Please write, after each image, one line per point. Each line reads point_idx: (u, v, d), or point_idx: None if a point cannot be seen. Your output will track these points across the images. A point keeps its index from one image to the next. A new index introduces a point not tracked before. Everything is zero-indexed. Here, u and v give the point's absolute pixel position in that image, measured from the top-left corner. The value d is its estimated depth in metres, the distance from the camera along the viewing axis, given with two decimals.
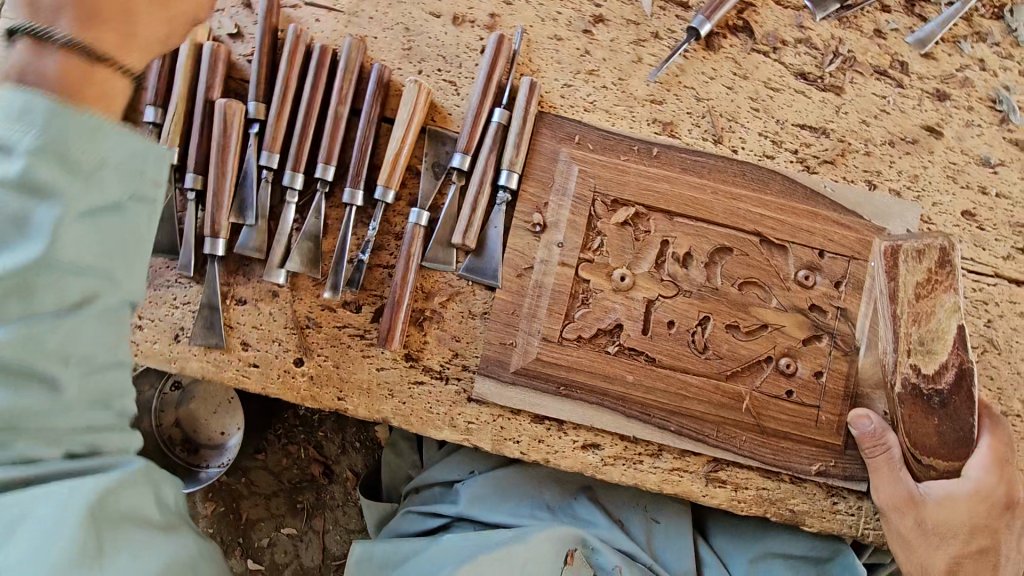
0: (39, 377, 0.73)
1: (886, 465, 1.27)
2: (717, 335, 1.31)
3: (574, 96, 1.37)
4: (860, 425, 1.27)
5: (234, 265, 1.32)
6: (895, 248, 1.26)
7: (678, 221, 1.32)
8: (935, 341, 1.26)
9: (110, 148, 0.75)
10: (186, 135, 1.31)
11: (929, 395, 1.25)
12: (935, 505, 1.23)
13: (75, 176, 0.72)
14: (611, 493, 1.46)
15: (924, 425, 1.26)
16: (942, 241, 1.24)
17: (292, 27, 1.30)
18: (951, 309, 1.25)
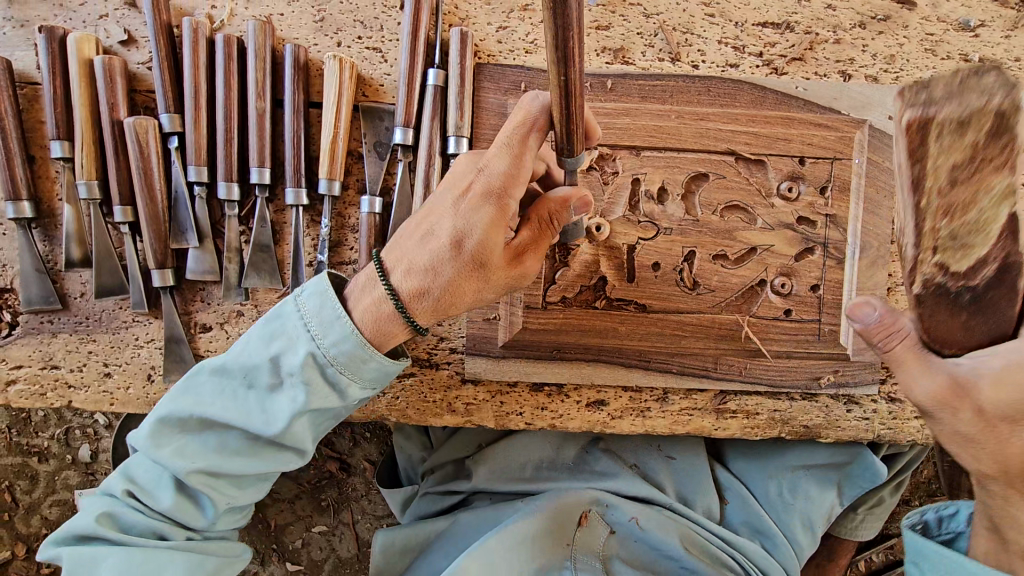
0: (247, 461, 1.00)
1: (908, 354, 0.90)
2: (704, 266, 1.23)
3: (512, 38, 1.24)
4: (863, 317, 0.93)
5: (190, 292, 1.26)
6: (925, 119, 0.82)
7: (646, 155, 1.22)
8: (974, 235, 0.86)
9: (362, 369, 0.98)
10: (102, 164, 1.20)
11: (955, 291, 0.89)
12: (990, 385, 0.84)
13: (332, 384, 0.97)
14: (621, 441, 1.47)
15: (953, 321, 0.91)
16: (1001, 97, 0.77)
17: (186, 21, 1.16)
18: (1002, 194, 0.82)
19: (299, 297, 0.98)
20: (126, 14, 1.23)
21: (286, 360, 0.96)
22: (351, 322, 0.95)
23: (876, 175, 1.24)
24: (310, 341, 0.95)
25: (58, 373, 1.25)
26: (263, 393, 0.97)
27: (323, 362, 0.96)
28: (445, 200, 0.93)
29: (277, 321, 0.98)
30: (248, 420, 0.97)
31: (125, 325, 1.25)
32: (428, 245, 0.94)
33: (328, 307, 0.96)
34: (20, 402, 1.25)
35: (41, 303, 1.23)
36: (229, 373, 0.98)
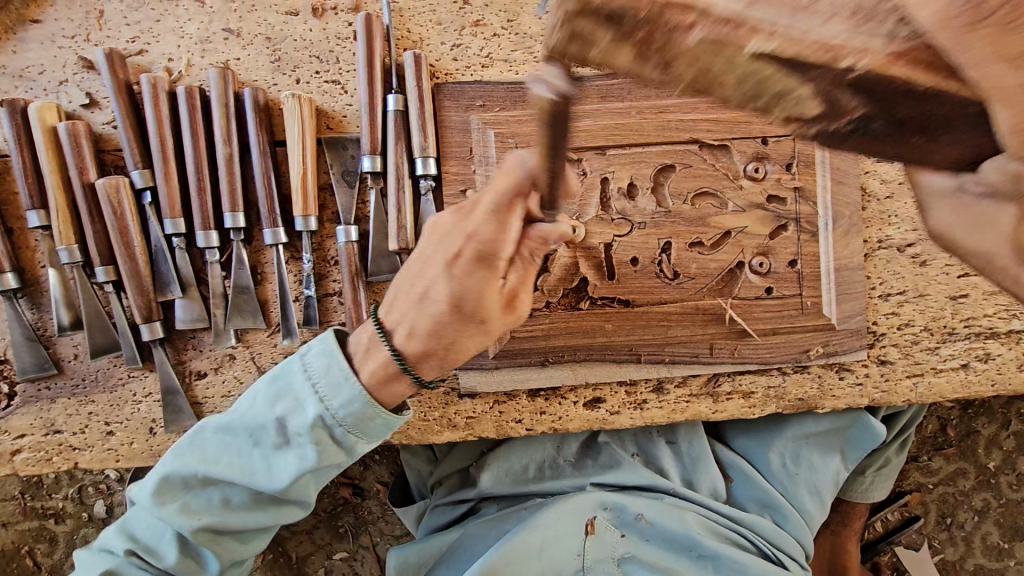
0: (251, 514, 1.03)
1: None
2: (682, 256, 1.25)
3: (467, 55, 1.26)
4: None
5: (183, 342, 1.27)
6: None
7: (612, 153, 1.24)
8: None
9: (369, 424, 1.00)
10: (80, 228, 1.21)
11: None
12: None
13: (339, 440, 1.00)
14: (620, 432, 1.50)
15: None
16: None
17: (145, 77, 1.18)
18: None
19: (305, 355, 1.01)
20: (85, 77, 1.24)
21: (293, 421, 0.98)
22: (358, 382, 0.98)
23: (839, 145, 1.26)
24: (318, 403, 0.98)
25: (61, 438, 1.27)
26: (270, 451, 0.99)
27: (331, 422, 0.99)
28: (436, 263, 0.93)
29: (283, 381, 1.01)
30: (254, 478, 0.99)
31: (121, 382, 1.27)
32: (428, 309, 0.94)
33: (335, 369, 0.98)
34: (27, 470, 1.27)
35: (36, 370, 1.24)
36: (238, 431, 1.00)
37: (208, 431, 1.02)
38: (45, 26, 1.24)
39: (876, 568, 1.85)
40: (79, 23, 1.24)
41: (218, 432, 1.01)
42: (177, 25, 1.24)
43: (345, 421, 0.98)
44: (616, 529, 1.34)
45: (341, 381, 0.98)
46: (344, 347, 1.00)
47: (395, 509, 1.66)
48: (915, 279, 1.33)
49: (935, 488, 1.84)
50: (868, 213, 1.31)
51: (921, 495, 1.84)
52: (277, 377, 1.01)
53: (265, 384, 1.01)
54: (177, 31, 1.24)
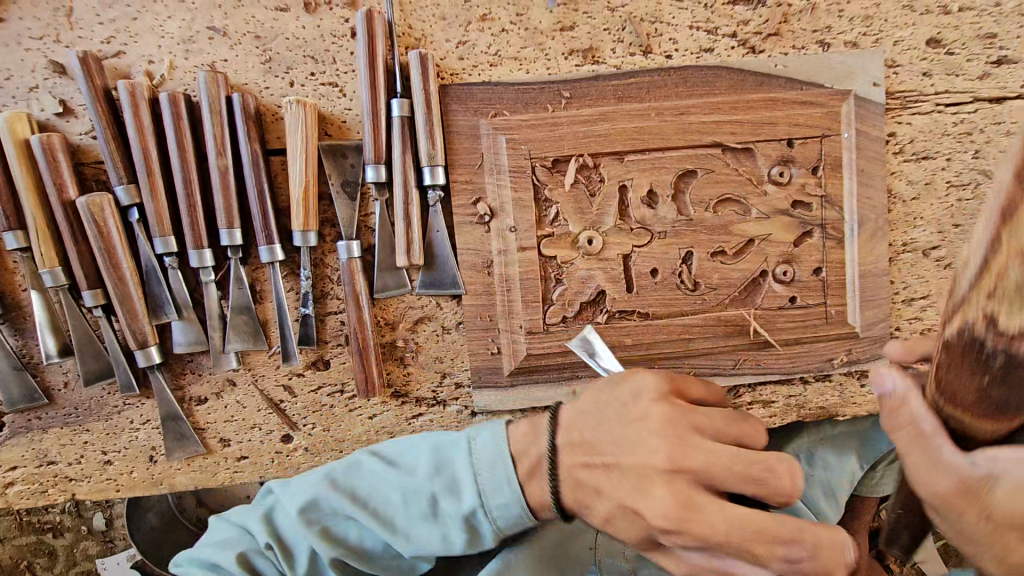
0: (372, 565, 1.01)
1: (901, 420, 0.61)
2: (703, 266, 1.20)
3: (473, 53, 1.17)
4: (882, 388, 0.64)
5: (180, 367, 1.20)
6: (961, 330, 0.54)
7: (631, 159, 1.17)
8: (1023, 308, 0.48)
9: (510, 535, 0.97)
10: (63, 249, 1.13)
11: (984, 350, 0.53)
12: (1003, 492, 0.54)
13: (479, 538, 0.95)
14: None
15: (967, 384, 0.56)
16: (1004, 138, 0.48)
17: (123, 83, 1.08)
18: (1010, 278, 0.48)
19: (477, 445, 0.96)
20: (57, 82, 1.13)
21: (447, 501, 0.94)
22: (519, 484, 0.92)
23: (867, 146, 1.20)
24: (476, 497, 0.92)
25: (57, 469, 1.21)
26: (414, 525, 0.96)
27: (483, 520, 0.93)
28: (628, 472, 0.87)
29: (446, 448, 0.98)
30: (394, 542, 0.96)
31: (116, 411, 1.21)
32: (622, 518, 0.88)
33: (498, 468, 0.92)
34: (23, 502, 1.22)
35: (25, 401, 1.17)
36: (403, 492, 0.96)
37: (369, 460, 1.03)
38: (8, 25, 1.12)
39: (880, 555, 1.88)
40: (47, 22, 1.12)
41: (373, 483, 0.99)
42: (156, 23, 1.13)
43: (496, 522, 0.93)
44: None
45: (501, 485, 0.92)
46: (507, 441, 0.95)
47: None
48: (939, 283, 1.28)
49: None
50: (893, 216, 1.26)
51: None
52: (447, 440, 0.99)
53: (426, 448, 0.99)
54: (157, 29, 1.13)
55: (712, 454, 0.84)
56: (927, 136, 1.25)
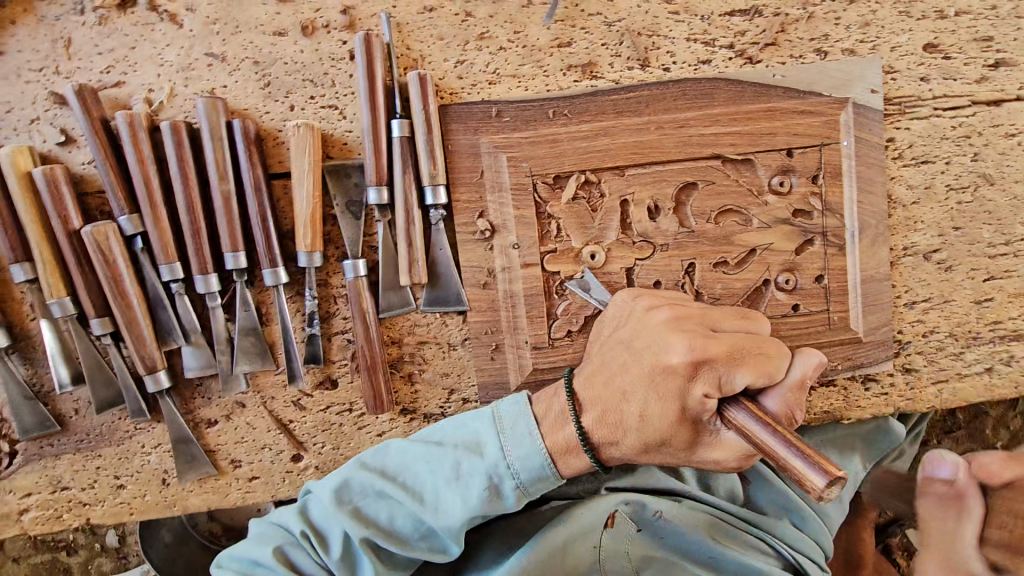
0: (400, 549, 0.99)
1: None
2: (706, 277, 1.21)
3: (472, 72, 1.18)
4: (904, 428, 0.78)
5: (188, 391, 1.21)
6: None
7: (631, 173, 1.18)
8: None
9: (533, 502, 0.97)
10: (69, 279, 1.14)
11: None
12: None
13: (500, 497, 0.96)
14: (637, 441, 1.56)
15: None
16: None
17: (122, 114, 1.08)
18: None
19: (498, 404, 1.01)
20: (58, 113, 1.14)
21: (472, 462, 0.97)
22: (540, 442, 0.95)
23: (866, 152, 1.21)
24: (500, 454, 0.95)
25: (70, 494, 1.22)
26: (440, 495, 0.97)
27: (506, 476, 0.95)
28: (648, 374, 0.90)
29: (471, 422, 1.01)
30: (424, 515, 0.98)
31: (128, 435, 1.22)
32: (654, 422, 0.91)
33: (520, 428, 0.96)
34: (37, 529, 1.22)
35: (39, 429, 1.18)
36: (433, 455, 0.99)
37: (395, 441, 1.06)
38: (8, 58, 1.13)
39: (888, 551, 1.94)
40: (46, 54, 1.13)
41: (402, 454, 1.02)
42: (154, 51, 1.14)
43: (518, 478, 0.95)
44: (633, 524, 1.42)
45: (524, 437, 0.95)
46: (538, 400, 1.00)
47: None
48: (941, 285, 1.29)
49: None
50: (893, 220, 1.27)
51: None
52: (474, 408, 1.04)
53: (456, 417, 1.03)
54: (156, 57, 1.14)
55: (729, 340, 0.88)
56: (926, 140, 1.25)
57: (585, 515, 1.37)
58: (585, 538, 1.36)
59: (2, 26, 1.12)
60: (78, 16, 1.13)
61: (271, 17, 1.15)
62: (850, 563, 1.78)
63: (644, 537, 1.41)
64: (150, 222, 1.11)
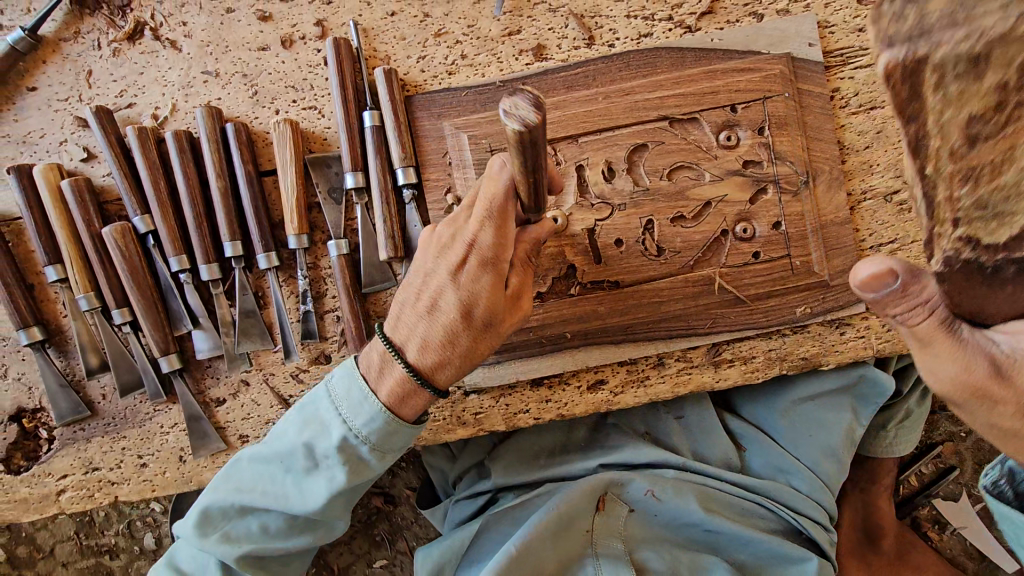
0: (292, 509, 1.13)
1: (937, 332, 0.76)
2: (665, 232, 1.27)
3: (433, 65, 1.31)
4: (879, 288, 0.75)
5: (199, 373, 1.34)
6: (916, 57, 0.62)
7: (584, 141, 1.27)
8: (1018, 202, 0.69)
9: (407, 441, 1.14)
10: (93, 277, 1.29)
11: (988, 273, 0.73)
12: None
13: (379, 447, 1.11)
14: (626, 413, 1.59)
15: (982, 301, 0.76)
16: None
17: (132, 128, 1.25)
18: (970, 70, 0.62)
19: (333, 385, 1.12)
20: (82, 134, 1.32)
21: (314, 443, 1.11)
22: (376, 400, 1.08)
23: (808, 102, 1.27)
24: (340, 425, 1.09)
25: (100, 474, 1.35)
26: (300, 476, 1.12)
27: (356, 439, 1.09)
28: (450, 274, 1.04)
29: (306, 409, 1.14)
30: (286, 504, 1.13)
31: (148, 417, 1.34)
32: (472, 291, 1.03)
33: (356, 391, 1.09)
34: (72, 508, 1.35)
35: (72, 414, 1.33)
36: (263, 465, 1.15)
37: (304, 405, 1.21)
38: (41, 92, 1.33)
39: (915, 523, 1.90)
40: (70, 85, 1.32)
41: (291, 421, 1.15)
42: (159, 75, 1.32)
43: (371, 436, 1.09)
44: (624, 505, 1.46)
45: (355, 403, 1.09)
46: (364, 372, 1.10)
47: (426, 514, 1.75)
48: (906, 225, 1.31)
49: (968, 435, 1.90)
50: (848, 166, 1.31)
51: (955, 444, 1.90)
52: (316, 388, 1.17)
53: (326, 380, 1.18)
54: (160, 80, 1.32)
55: (504, 241, 1.01)
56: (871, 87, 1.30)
57: (575, 501, 1.40)
58: (576, 524, 1.39)
59: (34, 65, 1.32)
60: (96, 50, 1.32)
61: (256, 35, 1.31)
62: (869, 531, 1.73)
63: (637, 517, 1.45)
64: (159, 219, 1.26)
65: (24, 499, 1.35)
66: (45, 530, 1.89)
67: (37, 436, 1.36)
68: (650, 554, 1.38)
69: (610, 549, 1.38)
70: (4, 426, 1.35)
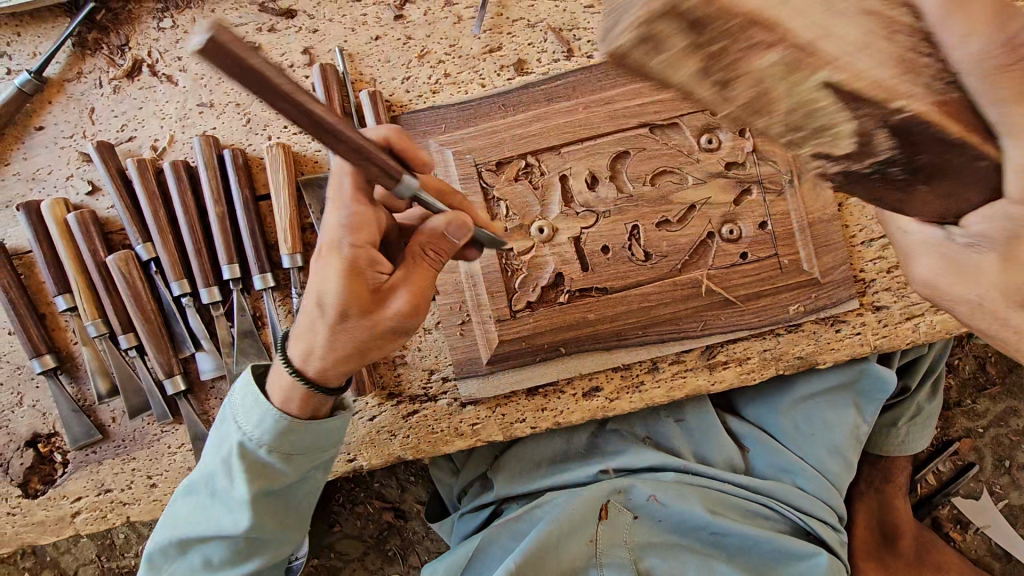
0: (229, 525, 1.12)
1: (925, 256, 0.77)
2: (651, 236, 1.28)
3: (417, 85, 1.34)
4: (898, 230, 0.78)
5: (203, 394, 1.38)
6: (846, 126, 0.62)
7: (567, 151, 1.29)
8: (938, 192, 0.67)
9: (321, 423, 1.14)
10: (101, 304, 1.34)
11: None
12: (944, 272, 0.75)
13: (263, 475, 1.12)
14: (625, 418, 1.58)
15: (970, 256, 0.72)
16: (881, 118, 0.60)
17: (132, 160, 1.30)
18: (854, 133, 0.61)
19: (214, 437, 1.16)
20: (87, 168, 1.39)
21: (222, 469, 1.13)
22: (267, 404, 1.09)
23: None
24: (235, 430, 1.11)
25: (112, 495, 1.39)
26: (221, 496, 1.13)
27: (251, 447, 1.10)
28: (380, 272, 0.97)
29: (210, 439, 1.18)
30: (218, 523, 1.13)
31: (156, 437, 1.39)
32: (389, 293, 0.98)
33: (245, 399, 1.11)
34: (86, 529, 1.39)
35: (84, 438, 1.37)
36: (193, 495, 1.16)
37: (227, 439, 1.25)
38: (48, 130, 1.40)
39: (936, 523, 1.85)
40: (75, 123, 1.39)
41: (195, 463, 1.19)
42: (157, 108, 1.38)
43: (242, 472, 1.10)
44: (628, 512, 1.45)
45: (246, 428, 1.10)
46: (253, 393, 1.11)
47: (433, 524, 1.77)
48: None
49: (987, 431, 1.85)
50: None
51: (972, 441, 1.85)
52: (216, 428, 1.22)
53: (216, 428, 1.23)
54: (159, 113, 1.37)
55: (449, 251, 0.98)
56: None
57: (575, 512, 1.40)
58: (577, 534, 1.39)
59: (41, 106, 1.39)
60: (98, 89, 1.39)
61: None
62: (886, 533, 1.69)
63: (642, 523, 1.44)
64: (160, 247, 1.31)
65: (42, 521, 1.40)
66: (69, 553, 1.92)
67: (52, 460, 1.41)
68: (656, 561, 1.39)
69: (617, 559, 1.39)
70: (21, 451, 1.40)
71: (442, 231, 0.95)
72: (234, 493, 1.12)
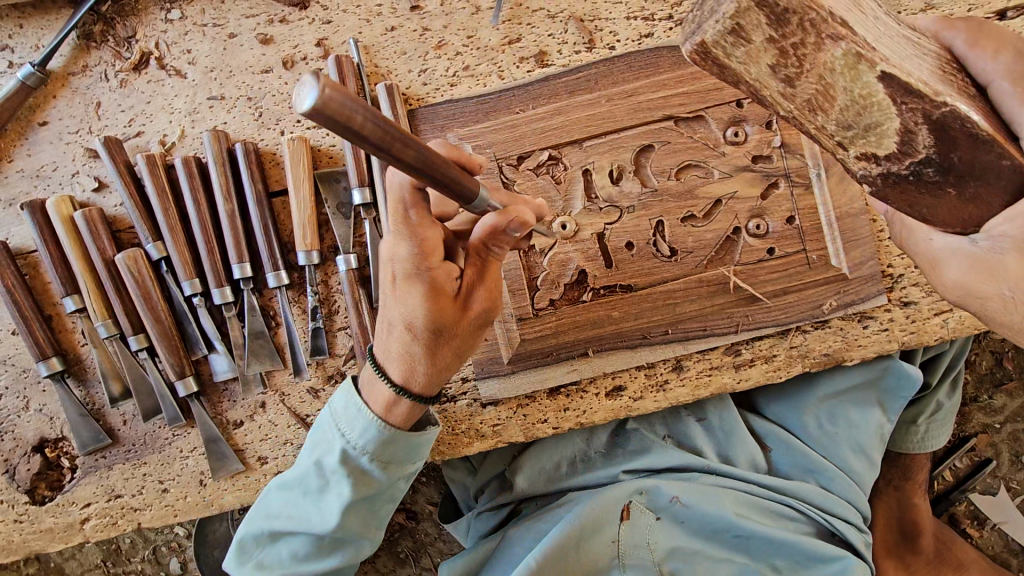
0: (326, 521, 1.11)
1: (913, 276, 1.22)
2: (676, 232, 1.25)
3: (435, 77, 1.31)
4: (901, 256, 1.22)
5: (215, 396, 1.34)
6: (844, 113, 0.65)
7: (589, 145, 1.25)
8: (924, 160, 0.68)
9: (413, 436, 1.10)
10: (109, 303, 1.30)
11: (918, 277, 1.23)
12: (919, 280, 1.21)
13: (366, 477, 1.10)
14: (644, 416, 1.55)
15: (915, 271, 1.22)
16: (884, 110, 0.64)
17: (140, 156, 1.26)
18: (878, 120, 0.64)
19: (311, 436, 1.14)
20: (93, 165, 1.35)
21: (321, 465, 1.10)
22: (370, 411, 1.07)
23: None
24: (340, 436, 1.08)
25: (123, 501, 1.35)
26: (317, 495, 1.11)
27: (356, 453, 1.08)
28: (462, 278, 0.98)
29: (311, 436, 1.15)
30: (311, 522, 1.12)
31: (168, 441, 1.35)
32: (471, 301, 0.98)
33: (352, 405, 1.08)
34: (96, 536, 1.35)
35: (93, 442, 1.33)
36: (287, 491, 1.15)
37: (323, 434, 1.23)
38: (52, 126, 1.35)
39: (953, 519, 1.84)
40: (80, 118, 1.35)
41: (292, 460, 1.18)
42: (166, 103, 1.34)
43: (343, 475, 1.09)
44: (650, 513, 1.41)
45: (348, 431, 1.08)
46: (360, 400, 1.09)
47: (447, 524, 1.73)
48: None
49: (1003, 427, 1.83)
50: None
51: (990, 436, 1.83)
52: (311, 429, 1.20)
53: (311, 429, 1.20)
54: (168, 107, 1.34)
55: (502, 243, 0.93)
56: None
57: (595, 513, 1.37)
58: (599, 535, 1.36)
59: (45, 100, 1.35)
60: (104, 82, 1.35)
61: (258, 58, 1.33)
62: (905, 531, 1.67)
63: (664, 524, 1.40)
64: (170, 244, 1.27)
65: (50, 529, 1.36)
66: (73, 559, 1.88)
67: (60, 465, 1.37)
68: (679, 565, 1.36)
69: (639, 561, 1.36)
70: (29, 456, 1.36)
71: (497, 230, 0.91)
72: (335, 491, 1.10)
